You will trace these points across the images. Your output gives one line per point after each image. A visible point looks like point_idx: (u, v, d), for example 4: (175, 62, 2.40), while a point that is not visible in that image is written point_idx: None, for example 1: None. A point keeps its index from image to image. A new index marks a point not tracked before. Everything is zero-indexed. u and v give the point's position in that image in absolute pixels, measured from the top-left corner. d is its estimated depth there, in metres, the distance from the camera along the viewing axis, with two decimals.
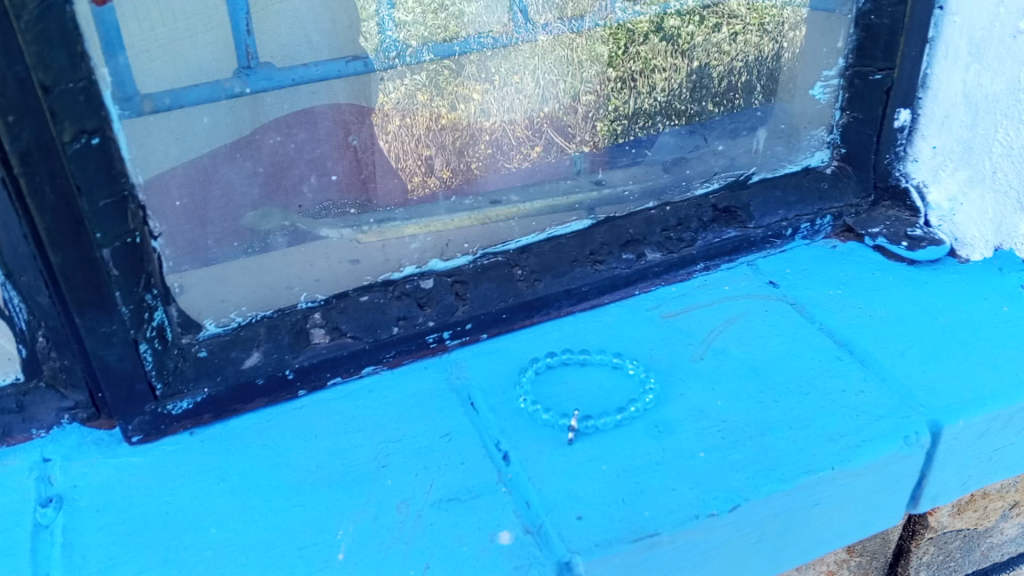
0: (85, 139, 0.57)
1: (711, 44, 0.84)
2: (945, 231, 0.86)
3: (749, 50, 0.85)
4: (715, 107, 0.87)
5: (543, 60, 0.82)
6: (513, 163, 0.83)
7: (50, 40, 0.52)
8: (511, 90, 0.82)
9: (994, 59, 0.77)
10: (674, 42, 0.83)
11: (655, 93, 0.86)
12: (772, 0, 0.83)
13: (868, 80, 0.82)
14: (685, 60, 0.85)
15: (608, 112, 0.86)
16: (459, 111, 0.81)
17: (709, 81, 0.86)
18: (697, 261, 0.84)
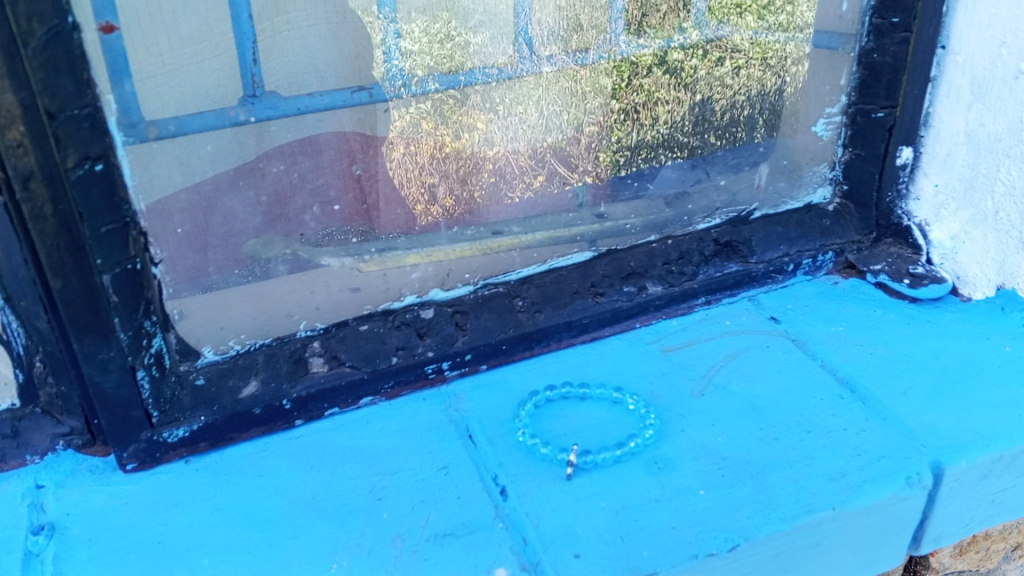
0: (89, 165, 0.57)
1: (713, 78, 0.88)
2: (948, 269, 0.85)
3: (752, 84, 0.88)
4: (717, 140, 0.90)
5: (547, 91, 0.86)
6: (515, 192, 0.86)
7: (57, 67, 0.53)
8: (515, 120, 0.85)
9: (996, 99, 0.76)
10: (676, 75, 0.88)
11: (658, 125, 0.90)
12: (775, 36, 0.86)
13: (871, 118, 0.82)
14: (687, 93, 0.89)
15: (610, 143, 0.90)
16: (463, 140, 0.83)
17: (711, 115, 0.90)
18: (698, 296, 0.84)
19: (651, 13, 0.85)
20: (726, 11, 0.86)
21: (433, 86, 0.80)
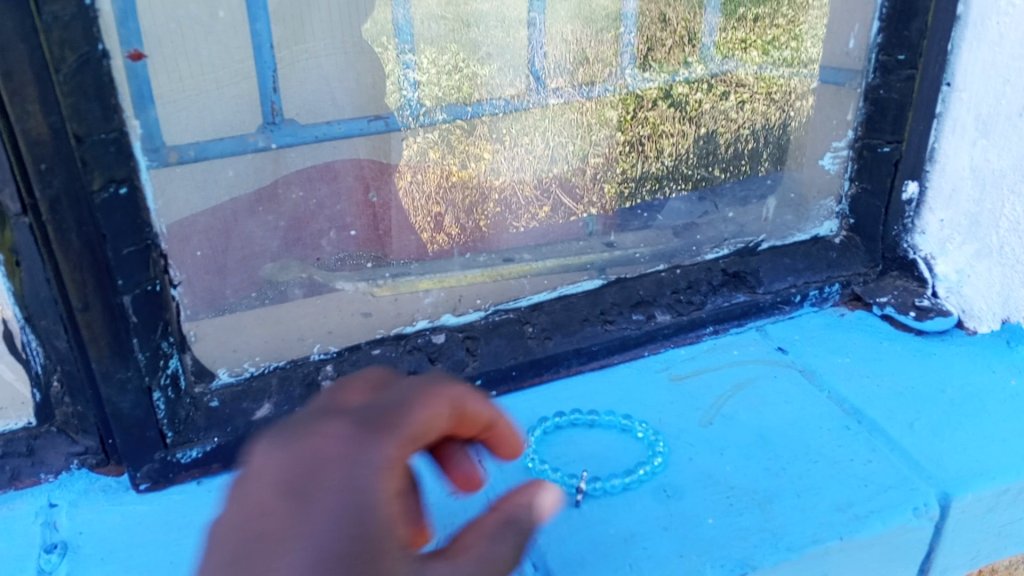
0: (114, 189, 0.59)
1: (717, 111, 1.01)
2: (953, 303, 0.85)
3: (756, 118, 0.97)
4: (721, 171, 0.99)
5: (552, 122, 1.01)
6: (520, 223, 0.94)
7: (86, 93, 0.55)
8: (519, 151, 1.00)
9: (1000, 136, 0.77)
10: (682, 108, 1.03)
11: (663, 156, 1.04)
12: (780, 74, 0.94)
13: (877, 153, 0.83)
14: (693, 127, 1.03)
15: (614, 175, 1.02)
16: (469, 170, 0.96)
17: (716, 147, 1.01)
18: (706, 325, 0.84)
19: (659, 54, 1.02)
20: (727, 49, 1.01)
21: (439, 119, 0.92)
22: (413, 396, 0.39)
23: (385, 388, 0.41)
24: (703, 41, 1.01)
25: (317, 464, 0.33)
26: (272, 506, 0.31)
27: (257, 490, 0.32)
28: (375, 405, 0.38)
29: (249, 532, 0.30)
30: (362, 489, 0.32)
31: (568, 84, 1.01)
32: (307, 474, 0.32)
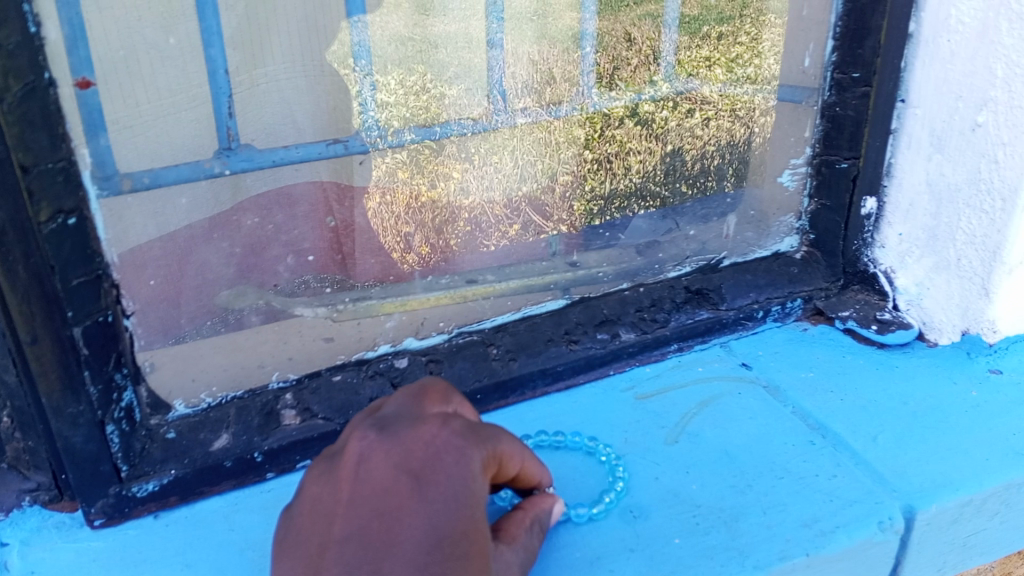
0: (62, 219, 0.57)
1: (683, 128, 1.02)
2: (914, 316, 0.86)
3: (722, 134, 0.98)
4: (690, 188, 0.99)
5: (522, 142, 1.00)
6: (490, 241, 0.93)
7: (32, 122, 0.54)
8: (489, 169, 0.97)
9: (955, 150, 0.77)
10: (649, 126, 1.03)
11: (631, 174, 1.03)
12: (742, 92, 0.97)
13: (835, 169, 0.84)
14: (659, 143, 1.03)
15: (584, 193, 1.03)
16: (438, 190, 0.92)
17: (682, 164, 1.01)
18: (671, 342, 0.84)
19: (606, 83, 1.03)
20: (688, 71, 1.03)
21: (408, 138, 0.89)
22: (489, 437, 0.53)
23: (475, 425, 0.53)
24: (653, 69, 1.04)
25: (436, 460, 0.48)
26: (400, 484, 0.47)
27: (384, 464, 0.48)
28: (463, 435, 0.51)
29: (378, 499, 0.46)
30: (460, 497, 0.48)
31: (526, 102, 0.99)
32: (427, 466, 0.48)
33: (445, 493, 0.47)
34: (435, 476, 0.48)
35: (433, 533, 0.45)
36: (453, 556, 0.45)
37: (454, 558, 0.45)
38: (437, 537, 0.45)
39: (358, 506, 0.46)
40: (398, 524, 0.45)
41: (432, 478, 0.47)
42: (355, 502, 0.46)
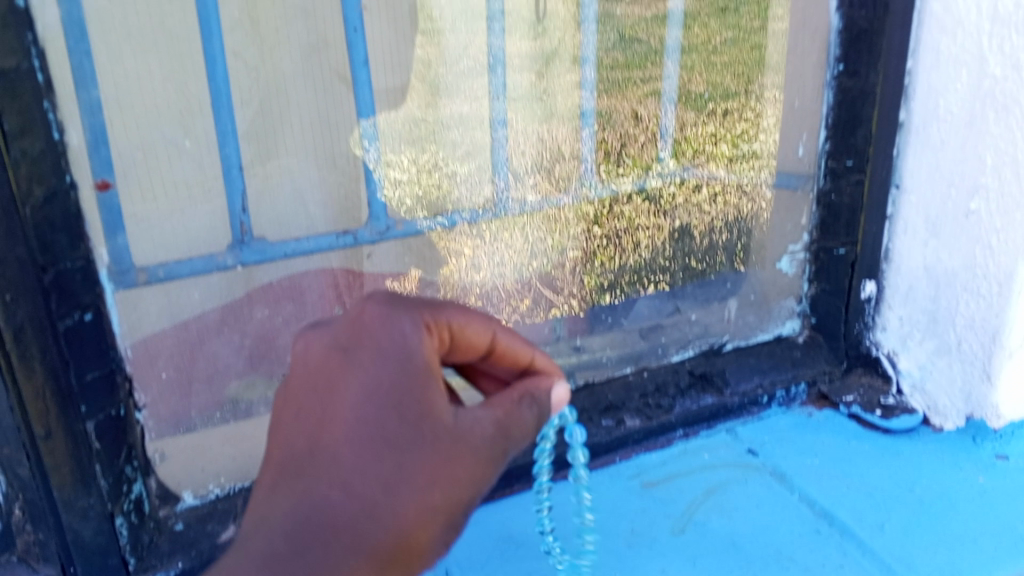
0: (79, 315, 0.61)
1: (691, 204, 0.94)
2: (919, 400, 0.86)
3: (729, 211, 0.93)
4: (698, 264, 0.93)
5: (530, 217, 0.91)
6: (503, 316, 0.88)
7: (53, 223, 0.58)
8: (501, 245, 0.89)
9: (949, 236, 0.79)
10: (656, 202, 0.95)
11: (640, 250, 0.94)
12: (750, 167, 0.91)
13: (832, 255, 0.86)
14: (666, 220, 0.94)
15: (593, 268, 0.93)
16: (450, 266, 0.85)
17: (692, 239, 0.93)
18: (676, 428, 0.85)
19: (611, 160, 0.94)
20: (694, 146, 0.94)
21: (423, 222, 0.83)
22: (427, 309, 0.54)
23: (413, 298, 0.55)
24: (657, 146, 0.95)
25: (364, 330, 0.52)
26: (330, 359, 0.51)
27: (319, 349, 0.52)
28: (396, 303, 0.53)
29: (317, 378, 0.51)
30: (394, 351, 0.51)
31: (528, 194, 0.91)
32: (356, 336, 0.52)
33: (376, 361, 0.51)
34: (367, 342, 0.51)
35: (364, 398, 0.50)
36: (384, 405, 0.49)
37: (394, 407, 0.49)
38: (371, 395, 0.50)
39: (303, 384, 0.51)
40: (332, 405, 0.50)
41: (364, 349, 0.51)
42: (297, 395, 0.51)
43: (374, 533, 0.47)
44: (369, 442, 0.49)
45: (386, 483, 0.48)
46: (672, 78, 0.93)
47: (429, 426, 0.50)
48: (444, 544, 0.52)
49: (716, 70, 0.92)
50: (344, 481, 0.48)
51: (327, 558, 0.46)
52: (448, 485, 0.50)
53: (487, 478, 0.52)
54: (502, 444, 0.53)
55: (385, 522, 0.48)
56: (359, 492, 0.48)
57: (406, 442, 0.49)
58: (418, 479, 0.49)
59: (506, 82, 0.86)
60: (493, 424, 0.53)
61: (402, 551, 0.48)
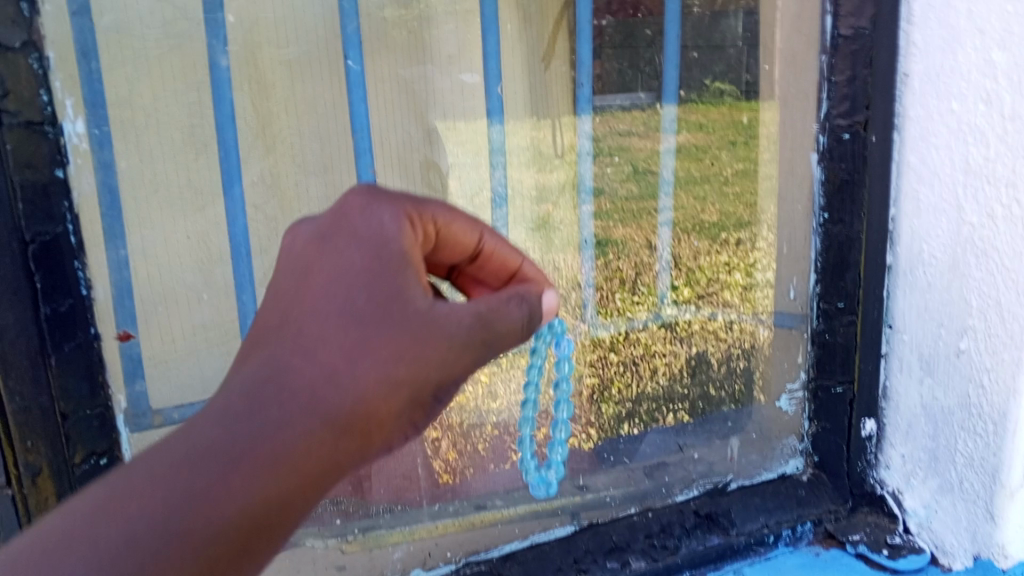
0: (94, 459, 0.67)
1: (707, 330, 0.95)
2: (926, 539, 0.86)
3: (744, 338, 0.94)
4: (716, 392, 0.95)
5: None
6: (518, 445, 0.89)
7: (75, 373, 0.64)
8: (517, 371, 0.91)
9: (942, 375, 0.80)
10: (671, 329, 0.95)
11: (658, 377, 0.95)
12: (762, 292, 0.93)
13: (831, 393, 0.88)
14: (683, 346, 0.95)
15: (610, 396, 0.94)
16: (467, 393, 0.88)
17: (710, 365, 0.95)
18: (683, 569, 0.84)
19: (626, 289, 0.94)
20: (708, 274, 0.95)
21: None
22: (407, 201, 0.60)
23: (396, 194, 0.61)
24: (661, 278, 0.95)
25: (344, 222, 0.56)
26: (310, 249, 0.55)
27: (301, 238, 0.56)
28: (378, 194, 0.59)
29: (297, 266, 0.54)
30: (372, 239, 0.55)
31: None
32: (337, 224, 0.56)
33: (354, 241, 0.55)
34: (346, 228, 0.56)
35: (339, 274, 0.53)
36: (357, 286, 0.53)
37: (376, 285, 0.53)
38: (353, 276, 0.53)
39: (290, 261, 0.55)
40: (309, 276, 0.54)
41: (344, 232, 0.56)
42: (290, 260, 0.55)
43: (330, 398, 0.49)
44: (344, 309, 0.52)
45: (351, 351, 0.50)
46: (685, 210, 0.94)
47: (400, 302, 0.53)
48: (412, 419, 0.54)
49: (729, 200, 0.93)
50: (307, 345, 0.50)
51: (286, 412, 0.48)
52: (415, 368, 0.53)
53: (461, 364, 0.55)
54: (482, 335, 0.57)
55: (347, 388, 0.50)
56: (325, 360, 0.50)
57: (384, 299, 0.53)
58: (385, 352, 0.51)
59: (509, 217, 0.91)
60: (474, 315, 0.56)
61: (363, 421, 0.50)
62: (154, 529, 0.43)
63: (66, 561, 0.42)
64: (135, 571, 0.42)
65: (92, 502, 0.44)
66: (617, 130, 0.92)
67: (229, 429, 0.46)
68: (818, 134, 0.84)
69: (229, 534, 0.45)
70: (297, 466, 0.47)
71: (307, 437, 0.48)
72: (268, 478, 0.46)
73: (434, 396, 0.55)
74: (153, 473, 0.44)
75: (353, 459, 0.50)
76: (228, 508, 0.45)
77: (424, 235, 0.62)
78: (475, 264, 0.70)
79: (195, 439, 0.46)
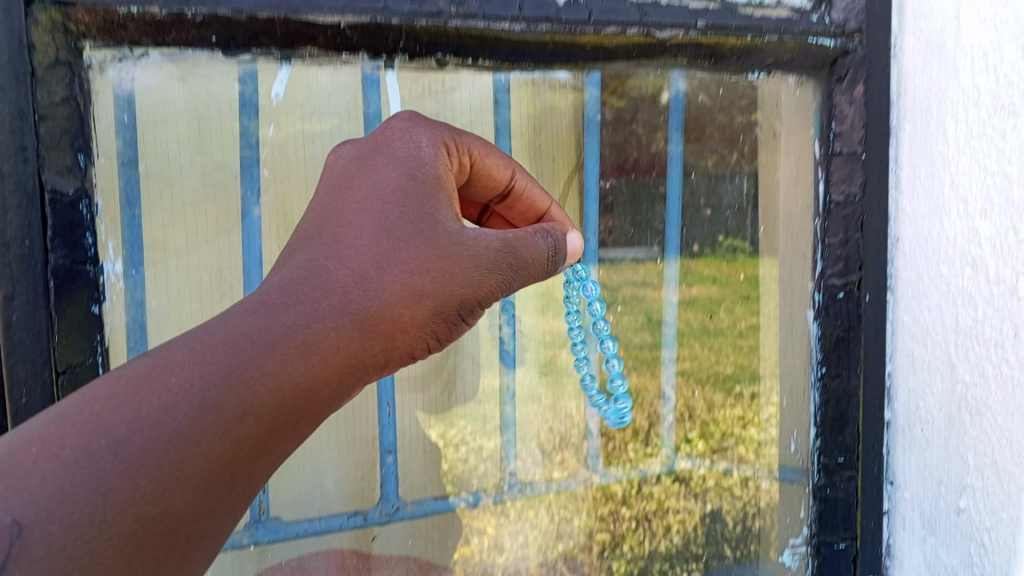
0: None
1: (722, 487, 0.97)
2: None
3: (760, 494, 0.95)
4: (732, 551, 0.97)
5: (555, 496, 0.96)
6: None
7: None
8: (525, 523, 0.96)
9: (944, 533, 0.80)
10: (687, 483, 0.98)
11: (671, 533, 0.98)
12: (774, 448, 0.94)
13: (834, 548, 0.89)
14: (697, 502, 0.98)
15: (620, 551, 0.98)
16: (472, 544, 0.94)
17: (724, 522, 0.97)
18: None
19: (638, 441, 0.98)
20: (721, 428, 0.97)
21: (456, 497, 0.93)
22: (445, 130, 0.72)
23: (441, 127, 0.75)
24: (668, 434, 0.98)
25: (382, 143, 0.69)
26: (347, 171, 0.68)
27: (347, 152, 0.70)
28: (418, 121, 0.72)
29: (339, 183, 0.68)
30: (401, 158, 0.69)
31: (545, 477, 0.96)
32: (376, 146, 0.69)
33: (392, 162, 0.68)
34: (387, 150, 0.69)
35: (374, 193, 0.66)
36: (390, 202, 0.66)
37: (407, 224, 0.65)
38: (389, 206, 0.65)
39: (333, 179, 0.68)
40: (348, 191, 0.66)
41: (383, 154, 0.69)
42: (333, 178, 0.68)
43: (361, 300, 0.60)
44: (377, 258, 0.62)
45: (382, 258, 0.62)
46: (700, 360, 0.97)
47: (433, 223, 0.66)
48: (434, 333, 0.66)
49: (744, 353, 0.95)
50: (343, 256, 0.61)
51: (319, 310, 0.57)
52: (439, 282, 0.64)
53: (485, 286, 0.68)
54: (508, 260, 0.69)
55: (375, 290, 0.61)
56: (357, 265, 0.61)
57: (412, 241, 0.64)
58: (410, 264, 0.63)
59: (519, 360, 0.94)
60: (502, 241, 0.69)
61: (398, 331, 0.62)
62: (191, 394, 0.49)
63: (120, 415, 0.47)
64: (155, 448, 0.47)
65: (113, 387, 0.49)
66: (631, 280, 0.96)
67: (265, 316, 0.55)
68: (815, 291, 0.88)
69: (267, 402, 0.52)
70: (325, 357, 0.56)
71: (338, 331, 0.57)
72: (300, 361, 0.54)
73: (456, 313, 0.67)
74: (193, 352, 0.52)
75: (380, 357, 0.61)
76: (264, 381, 0.52)
77: (460, 165, 0.74)
78: (506, 202, 0.84)
79: (230, 326, 0.54)
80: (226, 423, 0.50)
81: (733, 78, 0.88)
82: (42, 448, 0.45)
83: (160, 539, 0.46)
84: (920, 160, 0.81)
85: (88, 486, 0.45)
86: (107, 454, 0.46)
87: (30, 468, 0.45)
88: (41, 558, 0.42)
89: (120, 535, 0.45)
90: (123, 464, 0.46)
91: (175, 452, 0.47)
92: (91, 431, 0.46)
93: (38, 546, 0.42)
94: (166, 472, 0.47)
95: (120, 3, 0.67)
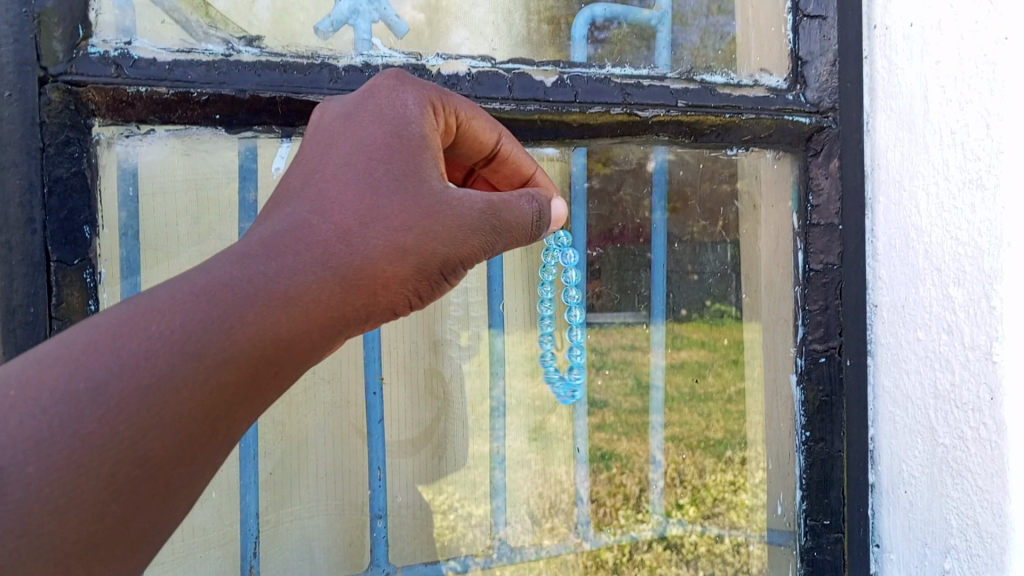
0: None
1: (713, 553, 0.97)
2: None
3: (754, 560, 0.96)
4: None
5: (545, 563, 0.95)
6: None
7: None
8: None
9: None
10: (678, 550, 0.97)
11: None
12: (765, 513, 0.95)
13: None
14: (688, 569, 0.97)
15: None
16: None
17: None
18: None
19: (630, 506, 0.96)
20: (713, 494, 0.97)
21: (449, 562, 0.93)
22: (432, 90, 0.73)
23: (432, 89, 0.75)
24: (655, 497, 0.96)
25: (371, 95, 0.70)
26: (332, 122, 0.69)
27: (334, 104, 0.71)
28: (405, 80, 0.72)
29: (321, 134, 0.68)
30: (387, 113, 0.70)
31: (533, 541, 0.95)
32: (365, 97, 0.70)
33: (379, 120, 0.69)
34: (374, 105, 0.70)
35: (359, 148, 0.67)
36: (375, 158, 0.66)
37: (390, 178, 0.66)
38: (370, 158, 0.66)
39: (319, 134, 0.69)
40: (332, 147, 0.67)
41: (370, 110, 0.69)
42: (318, 132, 0.69)
43: (341, 254, 0.61)
44: (358, 209, 0.63)
45: (365, 218, 0.63)
46: (689, 426, 0.96)
47: (419, 180, 0.67)
48: (416, 290, 0.66)
49: (733, 418, 0.96)
50: (324, 212, 0.63)
51: (301, 263, 0.59)
52: (422, 241, 0.65)
53: (472, 245, 0.69)
54: (492, 222, 0.70)
55: (358, 247, 0.62)
56: (340, 221, 0.62)
57: (395, 195, 0.65)
58: (395, 221, 0.64)
59: (506, 425, 0.94)
60: (486, 201, 0.70)
61: (380, 287, 0.63)
62: (171, 344, 0.51)
63: (99, 360, 0.49)
64: (135, 383, 0.49)
65: (96, 330, 0.51)
66: (620, 343, 0.95)
67: (246, 267, 0.57)
68: (797, 356, 0.91)
69: (246, 351, 0.53)
70: (307, 309, 0.57)
71: (321, 286, 0.59)
72: (282, 313, 0.56)
73: (439, 273, 0.67)
74: (173, 301, 0.53)
75: (361, 315, 0.62)
76: (244, 332, 0.54)
77: (447, 126, 0.74)
78: (491, 166, 0.83)
79: (212, 275, 0.55)
80: (206, 371, 0.51)
81: (712, 154, 0.92)
82: (20, 392, 0.48)
83: (138, 486, 0.48)
84: (895, 231, 0.85)
85: (66, 430, 0.47)
86: (86, 399, 0.48)
87: (9, 410, 0.47)
88: (17, 501, 0.45)
89: (96, 478, 0.47)
90: (103, 409, 0.48)
91: (154, 400, 0.49)
92: (71, 375, 0.49)
93: (14, 487, 0.45)
94: (145, 418, 0.49)
95: (130, 83, 0.72)
